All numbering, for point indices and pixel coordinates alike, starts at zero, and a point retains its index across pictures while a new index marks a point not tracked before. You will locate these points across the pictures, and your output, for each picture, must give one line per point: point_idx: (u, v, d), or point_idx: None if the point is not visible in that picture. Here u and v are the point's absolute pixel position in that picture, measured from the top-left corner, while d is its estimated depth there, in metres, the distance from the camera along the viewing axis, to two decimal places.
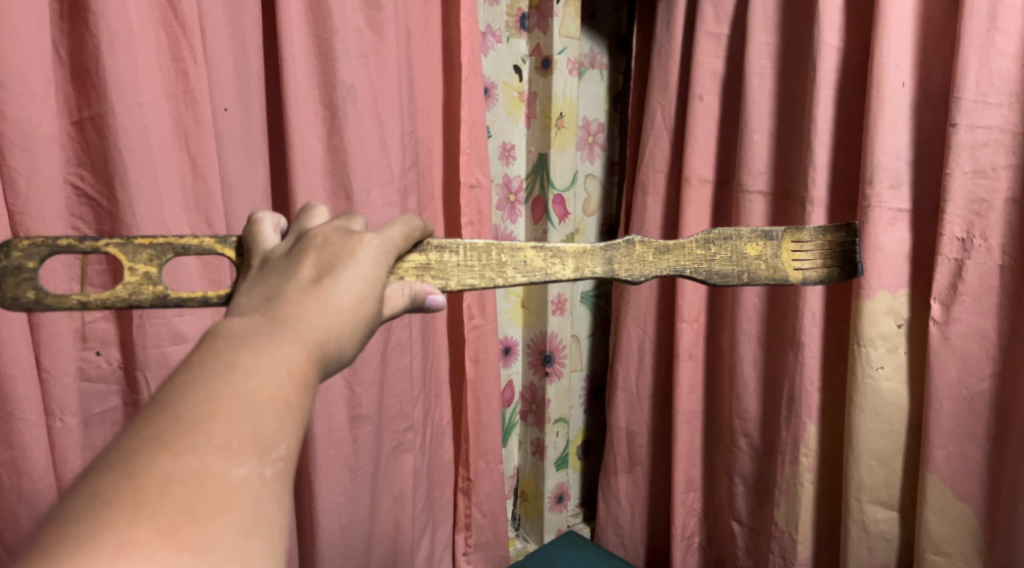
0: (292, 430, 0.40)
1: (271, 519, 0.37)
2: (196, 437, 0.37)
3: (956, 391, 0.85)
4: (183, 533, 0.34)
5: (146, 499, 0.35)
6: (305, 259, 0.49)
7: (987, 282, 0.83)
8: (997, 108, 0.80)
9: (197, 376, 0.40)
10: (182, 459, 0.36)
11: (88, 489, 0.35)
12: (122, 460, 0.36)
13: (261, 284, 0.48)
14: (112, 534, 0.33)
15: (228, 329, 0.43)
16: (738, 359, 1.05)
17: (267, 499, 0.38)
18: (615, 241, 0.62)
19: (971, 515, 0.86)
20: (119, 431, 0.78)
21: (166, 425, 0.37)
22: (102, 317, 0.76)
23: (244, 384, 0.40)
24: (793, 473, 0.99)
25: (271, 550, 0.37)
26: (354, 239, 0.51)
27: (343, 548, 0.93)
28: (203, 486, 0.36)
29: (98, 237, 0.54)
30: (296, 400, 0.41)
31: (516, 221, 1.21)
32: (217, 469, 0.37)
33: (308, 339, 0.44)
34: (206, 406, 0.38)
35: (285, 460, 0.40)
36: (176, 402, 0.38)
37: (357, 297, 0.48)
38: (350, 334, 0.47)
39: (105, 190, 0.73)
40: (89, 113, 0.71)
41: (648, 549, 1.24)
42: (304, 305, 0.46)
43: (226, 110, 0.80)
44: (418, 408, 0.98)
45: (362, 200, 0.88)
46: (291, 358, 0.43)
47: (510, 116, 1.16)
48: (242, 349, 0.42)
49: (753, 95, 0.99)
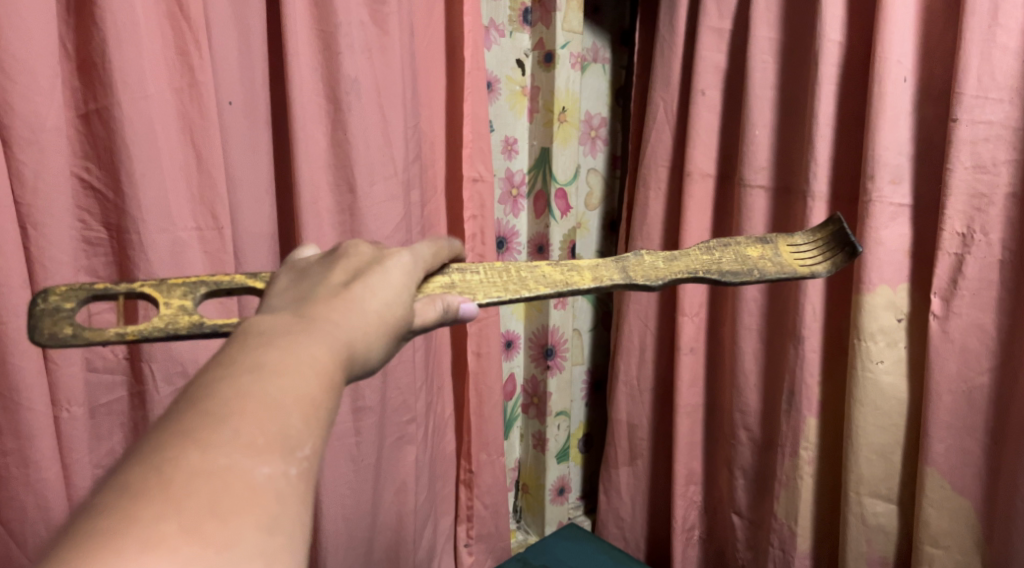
0: (317, 429, 0.40)
1: (294, 518, 0.37)
2: (224, 433, 0.37)
3: (955, 384, 0.86)
4: (208, 530, 0.34)
5: (173, 495, 0.34)
6: (336, 267, 0.52)
7: (986, 276, 0.83)
8: (998, 104, 0.80)
9: (227, 372, 0.40)
10: (210, 454, 0.36)
11: (116, 483, 0.35)
12: (151, 454, 0.36)
13: (292, 288, 0.50)
14: (138, 528, 0.33)
15: (258, 327, 0.44)
16: (738, 353, 1.06)
17: (292, 497, 0.38)
18: (624, 254, 0.64)
19: (969, 507, 0.87)
20: (125, 421, 0.79)
21: (195, 421, 0.37)
22: (108, 308, 0.77)
23: (273, 381, 0.40)
24: (793, 466, 1.00)
25: (294, 551, 0.36)
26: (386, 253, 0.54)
27: (346, 538, 0.94)
28: (229, 483, 0.36)
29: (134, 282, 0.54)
30: (322, 400, 0.41)
31: (519, 216, 1.21)
32: (244, 466, 0.36)
33: (336, 340, 0.45)
34: (235, 402, 0.38)
35: (309, 460, 0.39)
36: (205, 397, 0.38)
37: (384, 302, 0.50)
38: (376, 336, 0.48)
39: (111, 183, 0.74)
40: (96, 106, 0.72)
41: (648, 541, 1.25)
42: (333, 307, 0.47)
43: (230, 103, 0.80)
44: (420, 400, 0.99)
45: (365, 193, 0.89)
46: (318, 358, 0.43)
47: (513, 110, 1.16)
48: (271, 348, 0.42)
49: (755, 90, 0.99)
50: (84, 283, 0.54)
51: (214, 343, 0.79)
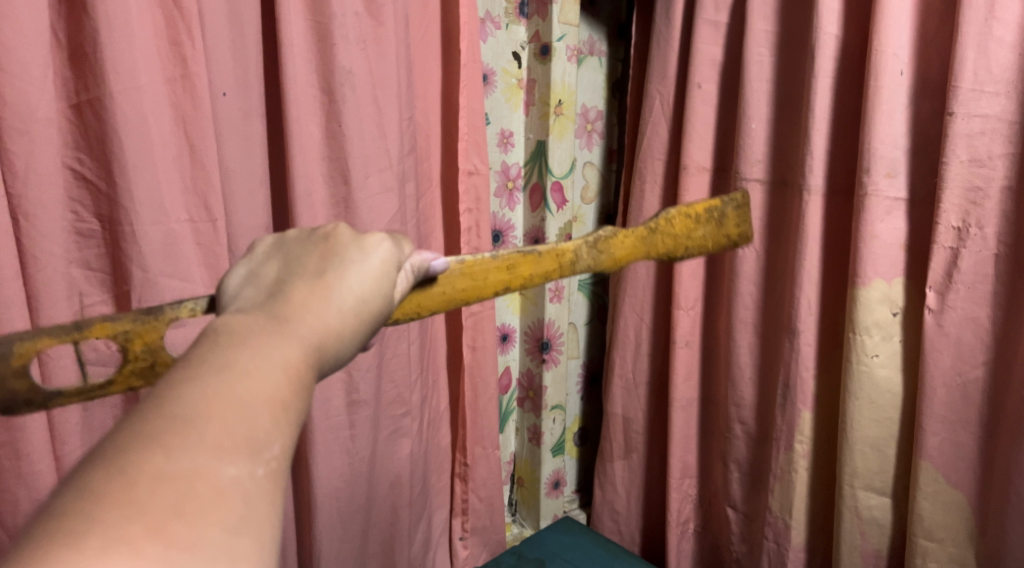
0: (287, 429, 0.40)
1: (262, 519, 0.37)
2: (190, 433, 0.36)
3: (950, 378, 0.86)
4: (171, 531, 0.33)
5: (136, 496, 0.33)
6: (309, 260, 0.51)
7: (981, 270, 0.83)
8: (995, 97, 0.80)
9: (195, 370, 0.39)
10: (176, 456, 0.35)
11: (74, 486, 0.33)
12: (113, 454, 0.35)
13: (262, 286, 0.49)
14: (98, 531, 0.32)
15: (227, 326, 0.43)
16: (734, 347, 1.06)
17: (259, 499, 0.37)
18: None
19: (962, 500, 0.87)
20: (118, 414, 0.79)
21: (160, 420, 0.36)
22: (101, 300, 0.77)
23: (242, 381, 0.39)
24: (788, 460, 1.00)
25: (261, 552, 0.36)
26: (365, 239, 0.53)
27: (341, 531, 0.94)
28: (195, 486, 0.35)
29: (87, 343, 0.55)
30: (290, 400, 0.41)
31: (514, 209, 1.21)
32: (209, 468, 0.36)
33: (306, 340, 0.45)
34: (203, 401, 0.37)
35: (277, 461, 0.39)
36: (170, 396, 0.37)
37: (357, 297, 0.50)
38: (346, 335, 0.48)
39: (103, 174, 0.73)
40: (88, 96, 0.72)
41: (643, 534, 1.25)
42: (307, 303, 0.47)
43: (224, 94, 0.80)
44: (415, 393, 0.99)
45: (360, 185, 0.88)
46: (287, 358, 0.43)
47: (509, 103, 1.16)
48: (240, 347, 0.41)
49: (752, 83, 0.99)
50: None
51: None
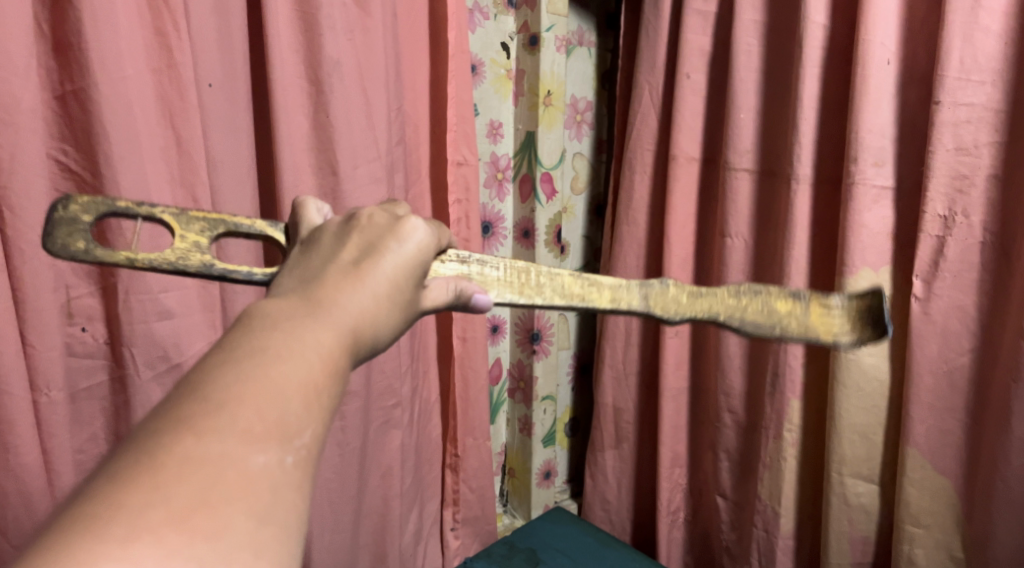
0: (317, 416, 0.41)
1: (288, 508, 0.38)
2: (221, 420, 0.37)
3: (937, 365, 0.86)
4: (197, 519, 0.34)
5: (164, 483, 0.35)
6: (347, 242, 0.50)
7: (967, 258, 0.84)
8: (981, 85, 0.80)
9: (230, 357, 0.40)
10: (205, 441, 0.36)
11: (107, 471, 0.35)
12: (147, 439, 0.36)
13: (300, 266, 0.49)
14: (126, 515, 0.33)
15: (263, 311, 0.44)
16: (723, 337, 1.06)
17: (286, 486, 0.38)
18: (650, 281, 0.62)
19: (948, 486, 0.88)
20: (106, 406, 0.79)
21: (193, 407, 0.38)
22: (88, 292, 0.76)
23: (275, 368, 0.40)
24: (777, 448, 1.01)
25: (285, 541, 0.37)
26: (399, 224, 0.52)
27: (332, 522, 0.94)
28: (224, 471, 0.36)
29: (155, 205, 0.55)
30: (322, 387, 0.42)
31: (504, 200, 1.21)
32: (238, 454, 0.37)
33: (342, 325, 0.45)
34: (235, 389, 0.39)
35: (308, 448, 0.40)
36: (205, 384, 0.39)
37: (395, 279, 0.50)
38: (386, 319, 0.48)
39: (89, 165, 0.73)
40: (72, 87, 0.71)
41: (634, 523, 1.26)
42: (341, 287, 0.47)
43: (210, 84, 0.79)
44: (405, 384, 0.99)
45: (348, 176, 0.88)
46: (322, 345, 0.43)
47: (498, 94, 1.16)
48: (275, 332, 0.42)
49: (740, 72, 0.99)
50: (103, 199, 0.54)
51: (197, 328, 0.79)
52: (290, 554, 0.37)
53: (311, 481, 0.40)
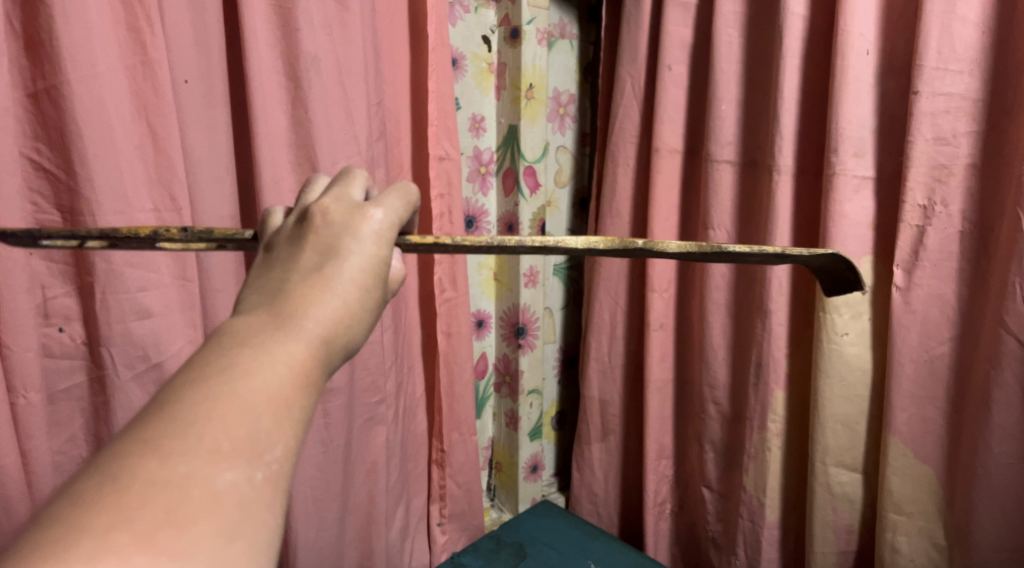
0: (288, 430, 0.41)
1: (257, 523, 0.38)
2: (186, 439, 0.38)
3: (917, 354, 0.87)
4: (162, 538, 0.35)
5: (128, 504, 0.35)
6: (308, 245, 0.50)
7: (946, 247, 0.84)
8: (959, 75, 0.81)
9: (196, 377, 0.41)
10: (171, 462, 0.37)
11: (71, 493, 0.36)
12: (112, 462, 0.37)
13: (265, 276, 0.49)
14: (90, 537, 0.34)
15: (231, 330, 0.44)
16: (707, 329, 1.06)
17: (255, 502, 0.38)
18: (620, 249, 0.64)
19: (930, 474, 0.89)
20: (85, 407, 0.78)
21: (158, 428, 0.38)
22: (64, 292, 0.75)
23: (242, 385, 0.41)
24: (761, 439, 1.01)
25: (255, 555, 0.37)
26: (357, 215, 0.50)
27: (317, 519, 0.94)
28: (190, 490, 0.36)
29: (88, 233, 0.57)
30: (293, 400, 0.42)
31: (487, 194, 1.21)
32: (205, 473, 0.37)
33: (311, 335, 0.45)
34: (202, 407, 0.39)
35: (278, 463, 0.40)
36: (172, 404, 0.39)
37: (363, 283, 0.49)
38: (357, 324, 0.48)
39: (62, 163, 0.72)
40: (45, 85, 0.70)
41: (621, 515, 1.26)
42: (309, 295, 0.47)
43: (186, 81, 0.78)
44: (389, 380, 0.99)
45: (328, 172, 0.88)
46: (291, 358, 0.43)
47: (479, 87, 1.15)
48: (243, 349, 0.43)
49: (721, 64, 0.99)
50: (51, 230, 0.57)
51: (177, 327, 0.78)
52: None
53: (283, 494, 0.40)
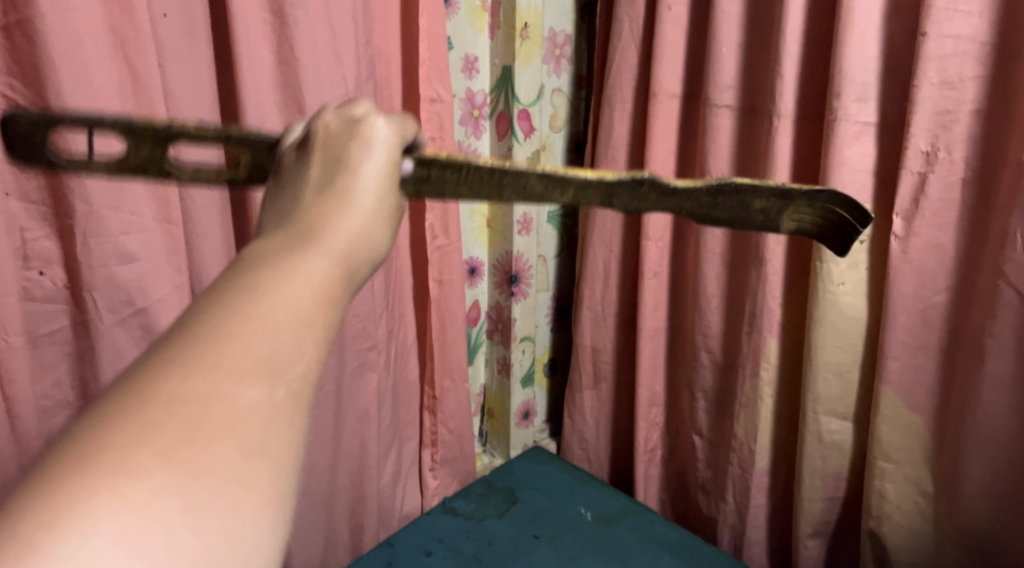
0: (309, 350, 0.40)
1: (275, 445, 0.37)
2: (202, 366, 0.37)
3: (912, 304, 0.86)
4: (177, 458, 0.34)
5: (142, 427, 0.34)
6: (321, 152, 0.48)
7: (948, 196, 0.82)
8: (968, 17, 0.78)
9: (216, 297, 0.40)
10: (185, 385, 0.36)
11: (88, 416, 0.35)
12: (126, 388, 0.36)
13: (282, 195, 0.48)
14: (105, 460, 0.33)
15: (250, 254, 0.43)
16: (702, 278, 1.05)
17: (274, 425, 0.37)
18: (628, 179, 0.62)
19: (920, 423, 0.89)
20: (70, 352, 0.77)
21: (174, 354, 0.37)
22: (44, 234, 0.72)
23: (260, 305, 0.39)
24: (753, 388, 1.01)
25: (273, 477, 0.37)
26: (366, 126, 0.49)
27: (308, 465, 0.94)
28: (204, 414, 0.36)
29: (109, 119, 0.57)
30: (314, 318, 0.41)
31: (481, 138, 1.18)
32: (220, 396, 0.36)
33: (331, 251, 0.44)
34: (217, 334, 0.38)
35: (300, 383, 0.39)
36: (187, 327, 0.38)
37: (379, 193, 0.48)
38: (377, 236, 0.46)
39: (37, 101, 0.69)
40: (16, 17, 0.66)
41: (611, 461, 1.27)
42: (323, 215, 0.45)
43: (165, 16, 0.75)
44: (381, 327, 0.98)
45: (315, 113, 0.85)
46: (312, 274, 0.42)
47: (473, 26, 1.11)
48: (260, 268, 0.41)
49: (723, 3, 0.95)
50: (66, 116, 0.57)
51: (162, 272, 0.76)
52: (277, 492, 0.37)
53: (303, 412, 0.39)
